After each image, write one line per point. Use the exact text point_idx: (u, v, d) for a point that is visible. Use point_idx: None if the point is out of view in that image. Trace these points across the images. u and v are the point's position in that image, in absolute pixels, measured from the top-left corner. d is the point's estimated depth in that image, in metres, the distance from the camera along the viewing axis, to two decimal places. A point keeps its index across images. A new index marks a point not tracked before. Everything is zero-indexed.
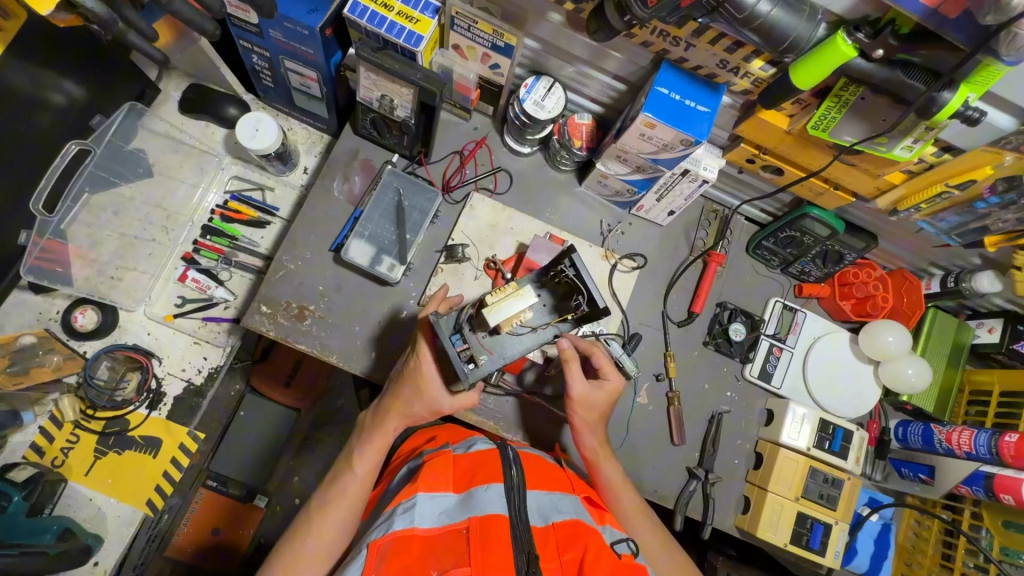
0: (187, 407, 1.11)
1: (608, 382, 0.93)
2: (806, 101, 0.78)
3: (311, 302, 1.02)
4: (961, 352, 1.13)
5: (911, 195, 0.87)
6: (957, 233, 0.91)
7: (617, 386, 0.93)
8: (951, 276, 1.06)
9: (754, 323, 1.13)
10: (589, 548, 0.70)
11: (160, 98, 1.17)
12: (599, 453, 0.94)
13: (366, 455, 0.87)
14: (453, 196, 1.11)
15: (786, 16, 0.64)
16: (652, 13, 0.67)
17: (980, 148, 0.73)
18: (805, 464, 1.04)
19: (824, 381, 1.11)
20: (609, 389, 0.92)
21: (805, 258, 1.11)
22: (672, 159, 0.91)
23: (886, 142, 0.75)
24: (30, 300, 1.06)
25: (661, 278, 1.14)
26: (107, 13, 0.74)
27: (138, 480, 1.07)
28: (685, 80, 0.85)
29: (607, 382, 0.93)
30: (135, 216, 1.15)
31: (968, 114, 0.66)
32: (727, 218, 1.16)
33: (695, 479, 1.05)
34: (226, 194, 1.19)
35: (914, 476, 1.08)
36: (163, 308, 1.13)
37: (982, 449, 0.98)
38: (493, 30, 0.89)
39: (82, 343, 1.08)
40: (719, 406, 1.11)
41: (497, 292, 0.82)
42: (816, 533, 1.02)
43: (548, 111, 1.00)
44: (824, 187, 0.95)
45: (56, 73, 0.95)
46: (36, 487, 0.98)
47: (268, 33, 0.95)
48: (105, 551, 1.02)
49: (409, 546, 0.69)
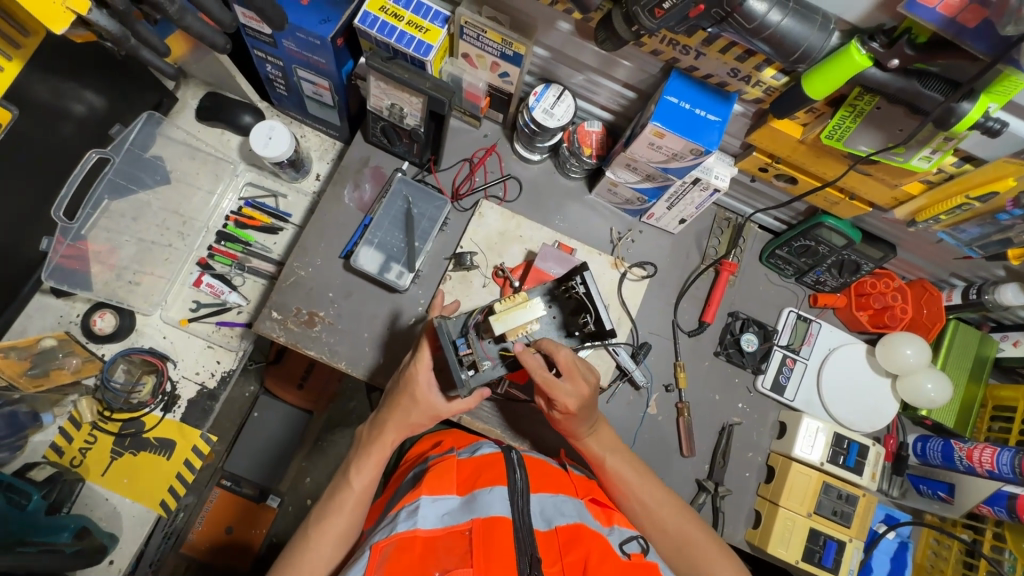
0: (201, 411, 1.13)
1: (560, 405, 0.83)
2: (820, 110, 0.76)
3: (321, 309, 1.03)
4: (983, 366, 1.09)
5: (930, 206, 0.84)
6: (979, 245, 0.88)
7: (571, 407, 0.82)
8: (973, 288, 1.03)
9: (766, 333, 1.11)
10: (592, 550, 0.69)
11: (178, 107, 1.21)
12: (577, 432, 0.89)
13: (363, 470, 0.87)
14: (462, 204, 1.11)
15: (798, 26, 0.63)
16: (660, 23, 0.66)
17: (1002, 160, 0.71)
18: (818, 480, 1.01)
19: (839, 395, 1.08)
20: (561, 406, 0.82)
21: (820, 267, 1.09)
22: (682, 168, 0.90)
23: (903, 152, 0.73)
24: (51, 303, 1.10)
25: (671, 287, 1.12)
26: (117, 29, 0.76)
27: (152, 481, 1.09)
28: (695, 89, 0.84)
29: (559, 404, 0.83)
30: (153, 222, 1.18)
31: (989, 125, 0.63)
32: (740, 226, 1.14)
33: (704, 492, 1.03)
34: (242, 200, 1.21)
35: (932, 494, 1.04)
36: (178, 312, 1.15)
37: (1005, 468, 0.94)
38: (502, 39, 0.89)
39: (101, 346, 1.10)
40: (730, 417, 1.09)
41: (506, 301, 0.82)
42: (829, 551, 1.00)
43: (558, 119, 1.00)
44: (839, 197, 0.93)
45: (77, 84, 0.98)
46: (55, 486, 1.01)
47: (281, 43, 0.97)
48: (120, 550, 1.04)
49: (411, 547, 0.68)
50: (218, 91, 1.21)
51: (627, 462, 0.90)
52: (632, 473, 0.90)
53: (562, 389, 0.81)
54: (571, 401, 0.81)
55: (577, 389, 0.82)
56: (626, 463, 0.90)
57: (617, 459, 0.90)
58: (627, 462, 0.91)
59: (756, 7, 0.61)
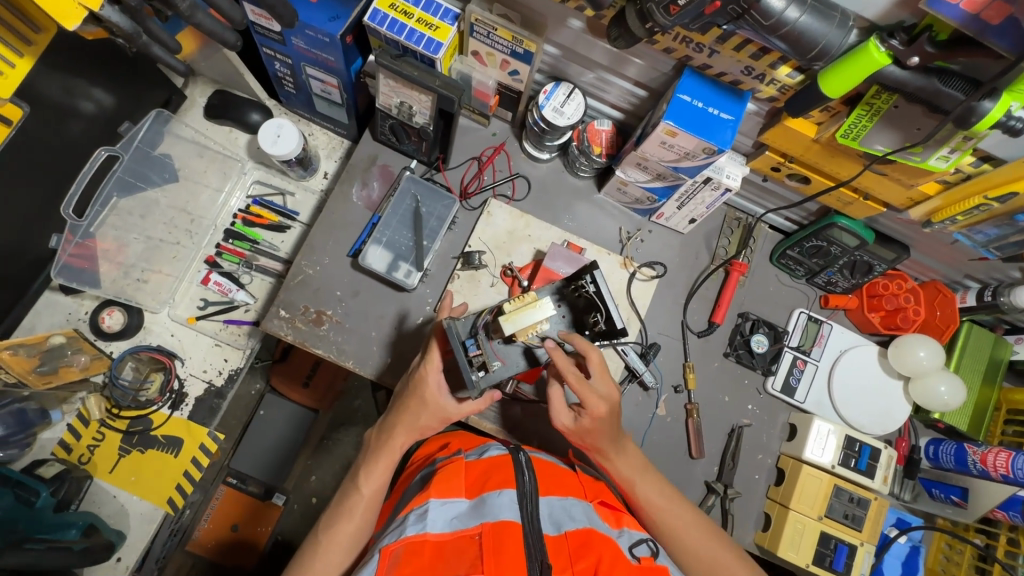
0: (208, 408, 1.13)
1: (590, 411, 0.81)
2: (835, 108, 0.75)
3: (329, 307, 1.02)
4: (997, 369, 1.08)
5: (946, 207, 0.83)
6: (995, 246, 0.86)
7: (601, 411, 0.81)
8: (988, 290, 1.02)
9: (777, 335, 1.11)
10: (603, 555, 0.68)
11: (186, 105, 1.20)
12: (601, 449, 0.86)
13: (371, 475, 0.86)
14: (471, 202, 1.10)
15: (815, 23, 0.62)
16: (675, 20, 0.66)
17: (1021, 160, 0.70)
18: (829, 483, 1.00)
19: (850, 398, 1.07)
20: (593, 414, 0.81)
21: (832, 268, 1.07)
22: (694, 168, 0.89)
23: (920, 152, 0.72)
24: (60, 301, 1.10)
25: (680, 287, 1.12)
26: (129, 26, 0.76)
27: (159, 479, 1.09)
28: (708, 87, 0.83)
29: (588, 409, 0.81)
30: (161, 220, 1.18)
31: (1011, 124, 0.62)
32: (751, 226, 1.13)
33: (713, 494, 1.02)
34: (249, 198, 1.21)
35: (945, 498, 1.03)
36: (186, 310, 1.15)
37: (1020, 473, 0.93)
38: (513, 37, 0.88)
39: (109, 343, 1.11)
40: (740, 419, 1.08)
41: (515, 301, 0.82)
42: (840, 554, 0.99)
43: (567, 118, 0.99)
44: (853, 197, 0.92)
45: (87, 81, 0.98)
46: (64, 483, 1.01)
47: (290, 41, 0.96)
48: (127, 548, 1.04)
49: (421, 551, 0.68)
50: (227, 89, 1.21)
51: (656, 485, 0.88)
52: (657, 494, 0.87)
53: (592, 390, 0.80)
54: (602, 404, 0.81)
55: (609, 391, 0.81)
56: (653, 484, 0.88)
57: (644, 479, 0.88)
58: (655, 486, 0.88)
59: (773, 4, 0.61)
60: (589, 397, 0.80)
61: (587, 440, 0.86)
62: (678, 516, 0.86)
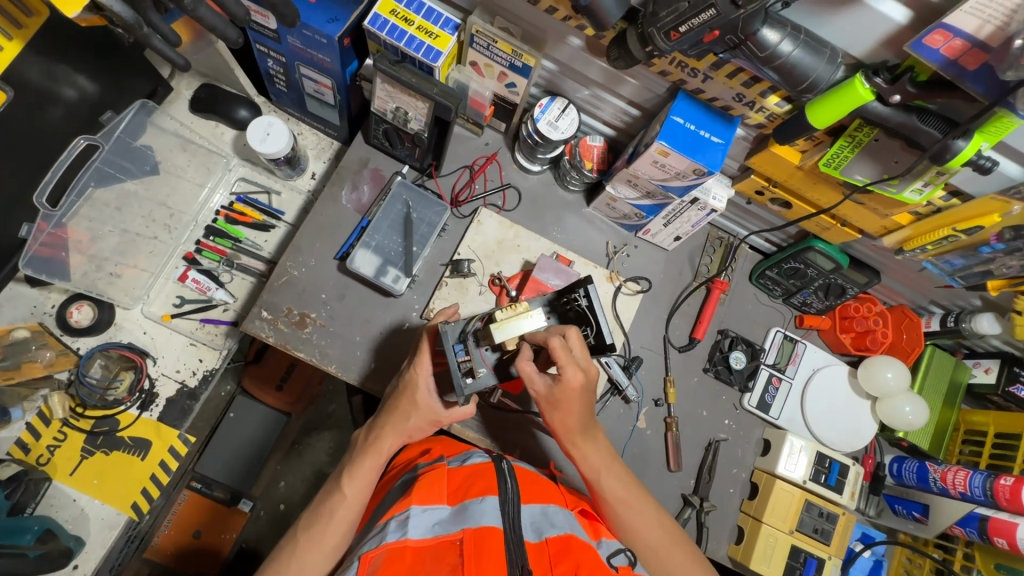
0: (180, 410, 1.09)
1: (566, 382, 0.80)
2: (819, 138, 0.79)
3: (313, 310, 1.01)
4: (957, 392, 1.14)
5: (917, 236, 0.88)
6: (961, 275, 0.92)
7: (577, 384, 0.81)
8: (950, 316, 1.08)
9: (754, 352, 1.14)
10: (582, 561, 0.68)
11: (171, 97, 1.17)
12: (601, 466, 0.88)
13: (355, 476, 0.85)
14: (461, 210, 1.11)
15: (806, 57, 0.65)
16: (674, 45, 0.68)
17: (989, 197, 0.75)
18: (800, 498, 1.03)
19: (822, 414, 1.11)
20: (568, 385, 0.80)
21: (807, 290, 1.12)
22: (682, 187, 0.91)
23: (897, 184, 0.77)
24: (26, 293, 1.05)
25: (663, 303, 1.14)
26: (132, 16, 0.75)
27: (125, 481, 1.05)
28: (700, 111, 0.85)
29: (563, 381, 0.80)
30: (138, 213, 1.14)
31: (980, 163, 0.67)
32: (732, 245, 1.16)
33: (689, 507, 1.04)
34: (233, 196, 1.18)
35: (908, 514, 1.09)
36: (161, 307, 1.11)
37: (977, 491, 0.98)
38: (512, 50, 0.89)
39: (76, 339, 1.06)
40: (717, 433, 1.11)
41: (507, 309, 0.81)
42: (809, 567, 1.02)
43: (561, 132, 1.00)
44: (831, 223, 0.96)
45: (70, 67, 0.94)
46: (19, 485, 0.95)
47: (285, 38, 0.95)
48: (86, 554, 0.99)
49: (401, 557, 0.67)
50: (215, 83, 1.18)
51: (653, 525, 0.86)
52: (658, 535, 0.86)
53: (570, 361, 0.79)
54: (574, 372, 0.80)
55: (584, 361, 0.81)
56: (649, 513, 0.87)
57: (641, 505, 0.87)
58: (643, 514, 0.86)
59: (768, 37, 0.63)
60: (565, 361, 0.78)
61: (559, 426, 0.87)
62: (665, 551, 0.85)
